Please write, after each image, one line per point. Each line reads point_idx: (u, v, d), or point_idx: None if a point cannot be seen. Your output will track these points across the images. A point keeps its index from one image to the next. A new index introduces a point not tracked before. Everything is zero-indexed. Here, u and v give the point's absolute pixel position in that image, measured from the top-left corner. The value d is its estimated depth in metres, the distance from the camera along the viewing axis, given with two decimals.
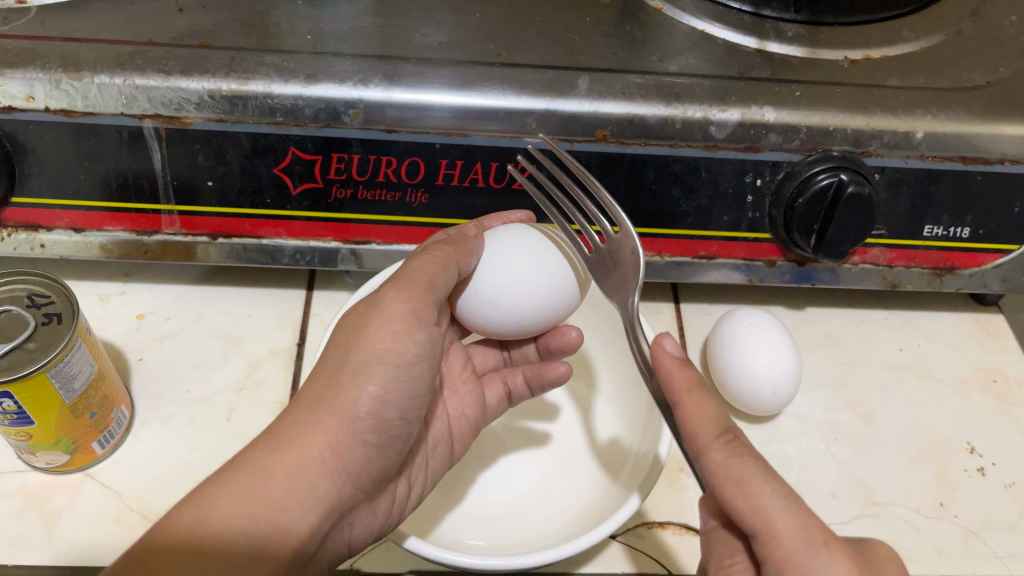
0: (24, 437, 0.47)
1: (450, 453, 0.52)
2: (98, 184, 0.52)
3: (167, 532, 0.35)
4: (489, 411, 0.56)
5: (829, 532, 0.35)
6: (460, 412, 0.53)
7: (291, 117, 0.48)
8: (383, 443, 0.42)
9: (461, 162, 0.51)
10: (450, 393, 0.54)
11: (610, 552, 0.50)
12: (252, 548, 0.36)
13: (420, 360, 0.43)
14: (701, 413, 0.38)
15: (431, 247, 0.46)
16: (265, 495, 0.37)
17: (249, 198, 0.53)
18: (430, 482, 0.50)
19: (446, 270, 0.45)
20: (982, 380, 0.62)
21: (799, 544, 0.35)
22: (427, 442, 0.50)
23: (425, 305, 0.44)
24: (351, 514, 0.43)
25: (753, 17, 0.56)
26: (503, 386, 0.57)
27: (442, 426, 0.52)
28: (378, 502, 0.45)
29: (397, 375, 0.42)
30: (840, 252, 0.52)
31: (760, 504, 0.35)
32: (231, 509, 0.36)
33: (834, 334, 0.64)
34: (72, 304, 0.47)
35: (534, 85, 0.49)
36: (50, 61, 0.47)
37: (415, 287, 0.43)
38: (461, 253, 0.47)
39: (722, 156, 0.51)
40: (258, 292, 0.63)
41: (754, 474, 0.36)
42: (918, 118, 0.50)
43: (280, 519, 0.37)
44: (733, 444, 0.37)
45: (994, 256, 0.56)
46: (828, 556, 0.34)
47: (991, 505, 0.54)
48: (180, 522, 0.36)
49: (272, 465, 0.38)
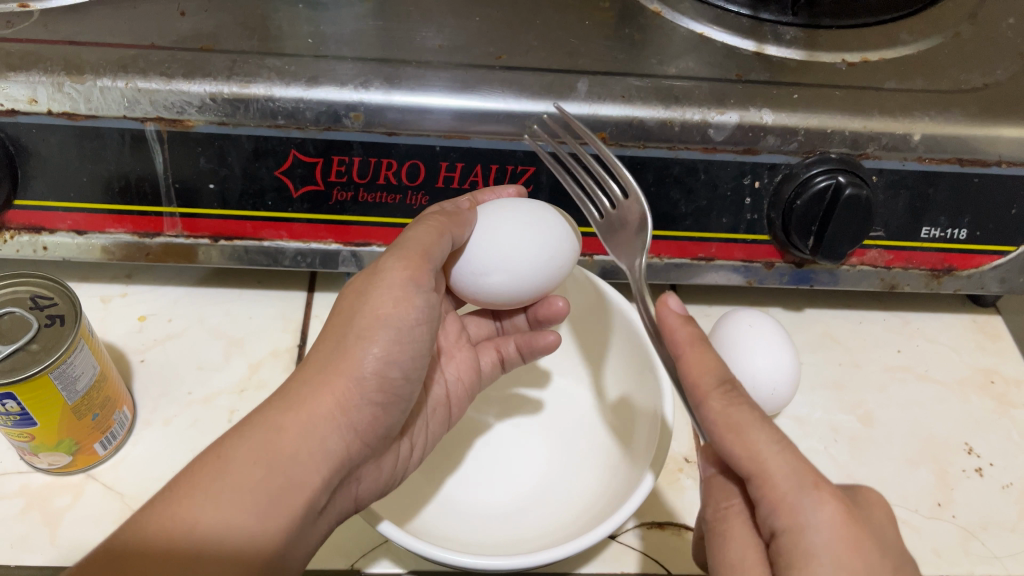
0: (28, 438, 0.47)
1: (449, 416, 0.52)
2: (100, 186, 0.52)
3: (165, 527, 0.34)
4: (484, 377, 0.57)
5: (820, 475, 0.36)
6: (457, 377, 0.54)
7: (292, 120, 0.48)
8: (388, 402, 0.43)
9: (461, 164, 0.51)
10: (447, 360, 0.54)
11: (610, 553, 0.51)
12: (265, 512, 0.35)
13: (420, 324, 0.44)
14: (701, 365, 0.39)
15: (424, 219, 0.46)
16: (280, 451, 0.37)
17: (250, 200, 0.53)
18: (428, 445, 0.51)
19: (442, 239, 0.45)
20: (981, 381, 0.62)
21: (790, 486, 0.35)
22: (428, 405, 0.51)
23: (423, 273, 0.44)
24: (360, 469, 0.43)
25: (751, 20, 0.56)
26: (497, 352, 0.57)
27: (441, 390, 0.52)
28: (383, 460, 0.46)
29: (399, 337, 0.43)
30: (839, 252, 0.52)
31: (755, 450, 0.35)
32: (238, 499, 0.35)
33: (833, 335, 0.64)
34: (74, 306, 0.47)
35: (533, 88, 0.49)
36: (53, 65, 0.48)
37: (413, 256, 0.44)
38: (455, 224, 0.47)
39: (721, 158, 0.51)
40: (259, 294, 0.64)
41: (751, 422, 0.36)
42: (916, 121, 0.50)
43: (295, 473, 0.37)
44: (732, 395, 0.38)
45: (991, 258, 0.56)
46: (818, 496, 0.35)
47: (990, 505, 0.54)
48: (179, 516, 0.34)
49: (286, 424, 0.38)
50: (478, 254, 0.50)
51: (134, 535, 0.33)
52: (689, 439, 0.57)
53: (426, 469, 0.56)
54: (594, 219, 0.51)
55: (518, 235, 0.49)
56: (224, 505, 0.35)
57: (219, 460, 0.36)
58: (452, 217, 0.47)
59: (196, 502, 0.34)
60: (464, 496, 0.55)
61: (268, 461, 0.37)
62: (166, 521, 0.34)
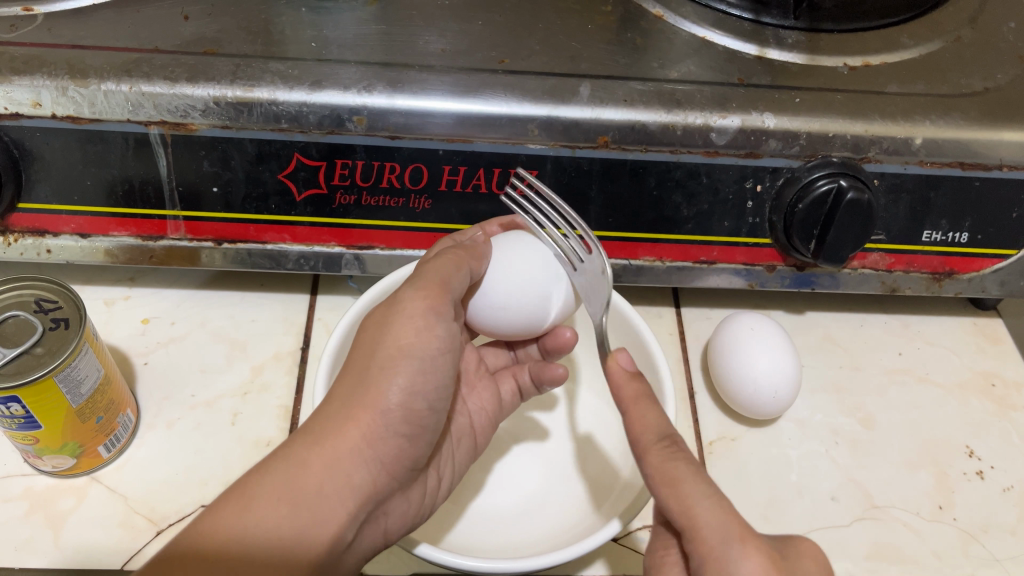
0: (32, 440, 0.48)
1: (474, 446, 0.53)
2: (104, 190, 0.52)
3: (206, 535, 0.35)
4: (505, 407, 0.56)
5: (747, 528, 0.35)
6: (480, 408, 0.54)
7: (296, 123, 0.49)
8: (414, 433, 0.43)
9: (464, 167, 0.51)
10: (469, 390, 0.55)
11: (612, 555, 0.51)
12: (291, 549, 0.36)
13: (442, 353, 0.44)
14: (642, 423, 0.40)
15: (443, 252, 0.47)
16: (304, 488, 0.37)
17: (254, 204, 0.53)
18: (458, 473, 0.51)
19: (460, 268, 0.47)
20: (981, 384, 0.62)
21: (715, 540, 0.35)
22: (452, 436, 0.51)
23: (442, 302, 0.45)
24: (387, 503, 0.43)
25: (753, 24, 0.56)
26: (515, 380, 0.57)
27: (464, 420, 0.52)
28: (411, 492, 0.45)
29: (422, 367, 0.43)
30: (841, 256, 0.52)
31: (687, 504, 0.36)
32: (273, 510, 0.36)
33: (834, 339, 0.65)
34: (79, 309, 0.47)
35: (536, 92, 0.49)
36: (57, 69, 0.48)
37: (432, 285, 0.45)
38: (472, 258, 0.48)
39: (723, 162, 0.51)
40: (261, 296, 0.64)
41: (686, 475, 0.37)
42: (917, 125, 0.50)
43: (319, 509, 0.37)
44: (671, 449, 0.38)
45: (991, 261, 0.57)
46: (742, 549, 0.34)
47: (990, 508, 0.54)
48: (222, 525, 0.35)
49: (310, 459, 0.38)
50: (493, 281, 0.51)
51: (178, 544, 0.35)
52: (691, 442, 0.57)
53: None
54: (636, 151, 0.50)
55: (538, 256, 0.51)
56: (261, 516, 0.36)
57: (256, 476, 0.37)
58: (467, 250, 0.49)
59: (237, 512, 0.35)
60: (469, 500, 0.55)
61: (295, 470, 0.37)
62: (208, 530, 0.35)
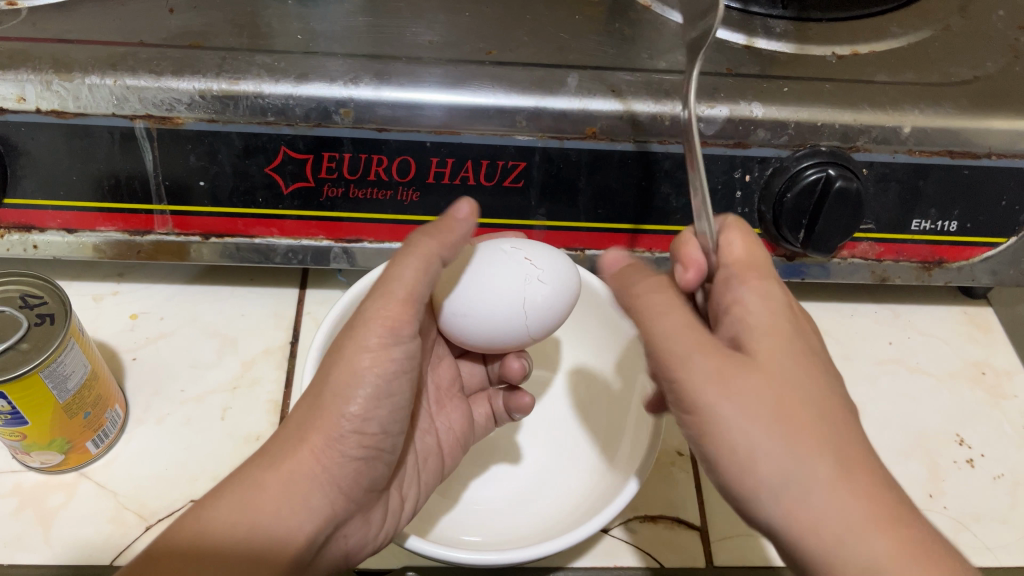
0: (20, 437, 0.47)
1: (442, 465, 0.52)
2: (91, 184, 0.52)
3: (171, 541, 0.35)
4: (478, 430, 0.57)
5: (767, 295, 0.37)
6: (447, 427, 0.54)
7: (282, 116, 0.48)
8: (370, 456, 0.42)
9: (451, 160, 0.51)
10: (439, 409, 0.55)
11: (602, 546, 0.51)
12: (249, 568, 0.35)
13: (400, 376, 0.42)
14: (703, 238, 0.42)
15: (413, 245, 0.44)
16: (260, 509, 0.36)
17: (241, 198, 0.53)
18: (422, 497, 0.49)
19: (426, 264, 0.43)
20: (972, 373, 0.62)
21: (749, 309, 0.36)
22: (416, 451, 0.50)
23: (402, 321, 0.42)
24: (346, 526, 0.41)
25: (741, 13, 0.56)
26: (490, 406, 0.57)
27: (431, 439, 0.52)
28: (372, 514, 0.44)
29: (377, 394, 0.41)
30: (830, 246, 0.53)
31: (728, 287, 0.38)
32: (238, 510, 0.36)
33: (825, 329, 0.65)
34: (64, 304, 0.47)
35: (524, 83, 0.49)
36: (42, 62, 0.47)
37: (393, 304, 0.42)
38: (445, 247, 0.45)
39: (712, 152, 0.51)
40: (252, 291, 0.64)
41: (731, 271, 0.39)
42: (906, 113, 0.50)
43: (276, 529, 0.36)
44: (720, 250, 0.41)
45: (982, 250, 0.56)
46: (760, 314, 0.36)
47: (981, 496, 0.54)
48: (186, 528, 0.35)
49: (266, 480, 0.37)
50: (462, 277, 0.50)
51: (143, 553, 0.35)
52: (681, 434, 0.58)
53: None
54: (627, 141, 0.50)
55: (530, 267, 0.50)
56: (225, 517, 0.36)
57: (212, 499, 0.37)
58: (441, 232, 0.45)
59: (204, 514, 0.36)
60: (460, 492, 0.55)
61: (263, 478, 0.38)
62: (172, 535, 0.35)
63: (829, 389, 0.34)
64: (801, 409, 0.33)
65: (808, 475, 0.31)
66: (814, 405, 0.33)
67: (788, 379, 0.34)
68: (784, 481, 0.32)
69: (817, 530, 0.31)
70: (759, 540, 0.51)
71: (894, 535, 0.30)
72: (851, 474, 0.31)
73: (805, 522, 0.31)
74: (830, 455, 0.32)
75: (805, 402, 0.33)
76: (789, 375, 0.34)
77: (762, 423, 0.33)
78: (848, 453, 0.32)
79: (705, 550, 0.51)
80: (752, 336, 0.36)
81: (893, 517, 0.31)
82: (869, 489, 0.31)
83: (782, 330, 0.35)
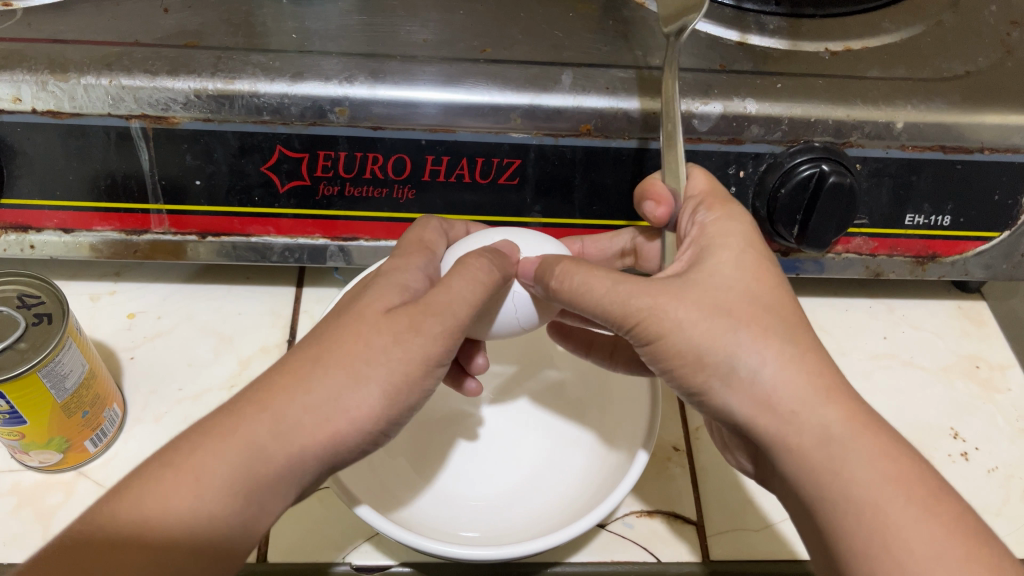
0: (18, 437, 0.48)
1: None
2: (87, 184, 0.52)
3: (136, 529, 0.35)
4: None
5: (719, 237, 0.42)
6: None
7: (277, 115, 0.49)
8: None
9: (447, 158, 0.51)
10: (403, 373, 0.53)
11: (599, 541, 0.51)
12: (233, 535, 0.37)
13: None
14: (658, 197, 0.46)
15: (475, 269, 0.42)
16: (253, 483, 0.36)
17: (238, 196, 0.53)
18: None
19: (485, 283, 0.42)
20: (966, 367, 0.63)
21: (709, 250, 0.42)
22: None
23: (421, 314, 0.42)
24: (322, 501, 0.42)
25: (734, 10, 0.57)
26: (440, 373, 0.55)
27: None
28: None
29: None
30: (824, 241, 0.53)
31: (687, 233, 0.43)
32: (217, 502, 0.36)
33: (820, 323, 0.65)
34: (62, 304, 0.47)
35: (519, 81, 0.49)
36: (37, 63, 0.48)
37: None
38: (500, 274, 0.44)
39: (706, 148, 0.51)
40: (248, 290, 0.64)
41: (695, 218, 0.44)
42: (899, 109, 0.50)
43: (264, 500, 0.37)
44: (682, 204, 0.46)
45: (974, 244, 0.57)
46: (718, 258, 0.41)
47: (976, 489, 0.55)
48: (154, 514, 0.35)
49: None
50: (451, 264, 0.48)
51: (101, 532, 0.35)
52: (677, 429, 0.58)
53: (417, 463, 0.56)
54: (625, 139, 0.51)
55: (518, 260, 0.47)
56: (200, 512, 0.36)
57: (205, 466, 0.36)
58: (495, 252, 0.45)
59: (175, 502, 0.35)
60: (457, 488, 0.55)
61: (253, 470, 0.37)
62: (136, 519, 0.35)
63: (773, 284, 0.41)
64: (750, 305, 0.39)
65: (765, 362, 0.38)
66: (759, 300, 0.39)
67: (734, 287, 0.40)
68: (746, 371, 0.38)
69: (779, 406, 0.37)
70: (755, 533, 0.52)
71: (838, 402, 0.37)
72: (797, 354, 0.38)
73: (764, 399, 0.38)
74: (777, 339, 0.38)
75: (754, 306, 0.39)
76: (736, 280, 0.40)
77: (722, 330, 0.38)
78: (794, 335, 0.39)
79: (701, 543, 0.51)
80: (699, 258, 0.42)
81: (830, 389, 0.38)
82: (810, 366, 0.38)
83: (728, 242, 0.42)
